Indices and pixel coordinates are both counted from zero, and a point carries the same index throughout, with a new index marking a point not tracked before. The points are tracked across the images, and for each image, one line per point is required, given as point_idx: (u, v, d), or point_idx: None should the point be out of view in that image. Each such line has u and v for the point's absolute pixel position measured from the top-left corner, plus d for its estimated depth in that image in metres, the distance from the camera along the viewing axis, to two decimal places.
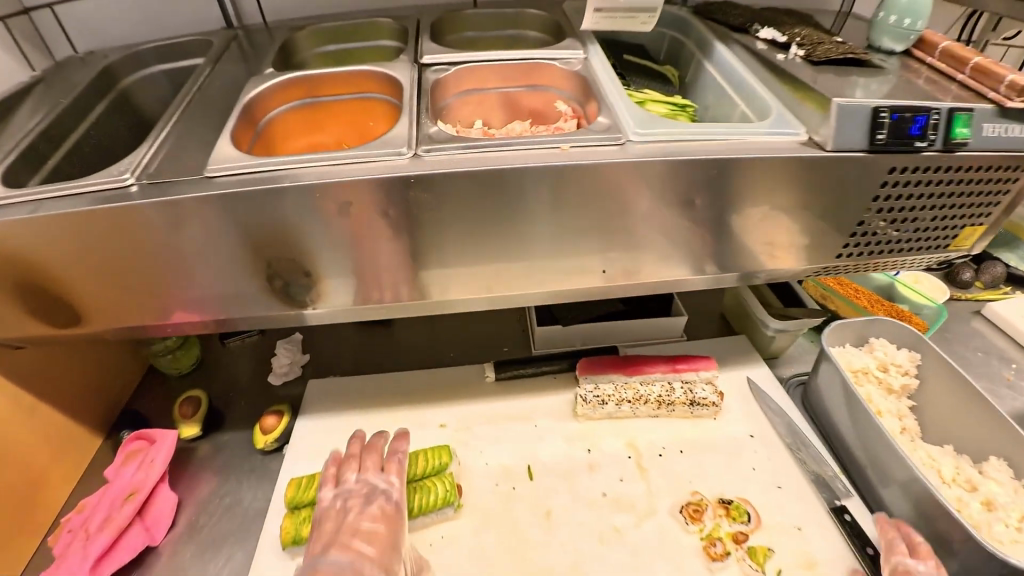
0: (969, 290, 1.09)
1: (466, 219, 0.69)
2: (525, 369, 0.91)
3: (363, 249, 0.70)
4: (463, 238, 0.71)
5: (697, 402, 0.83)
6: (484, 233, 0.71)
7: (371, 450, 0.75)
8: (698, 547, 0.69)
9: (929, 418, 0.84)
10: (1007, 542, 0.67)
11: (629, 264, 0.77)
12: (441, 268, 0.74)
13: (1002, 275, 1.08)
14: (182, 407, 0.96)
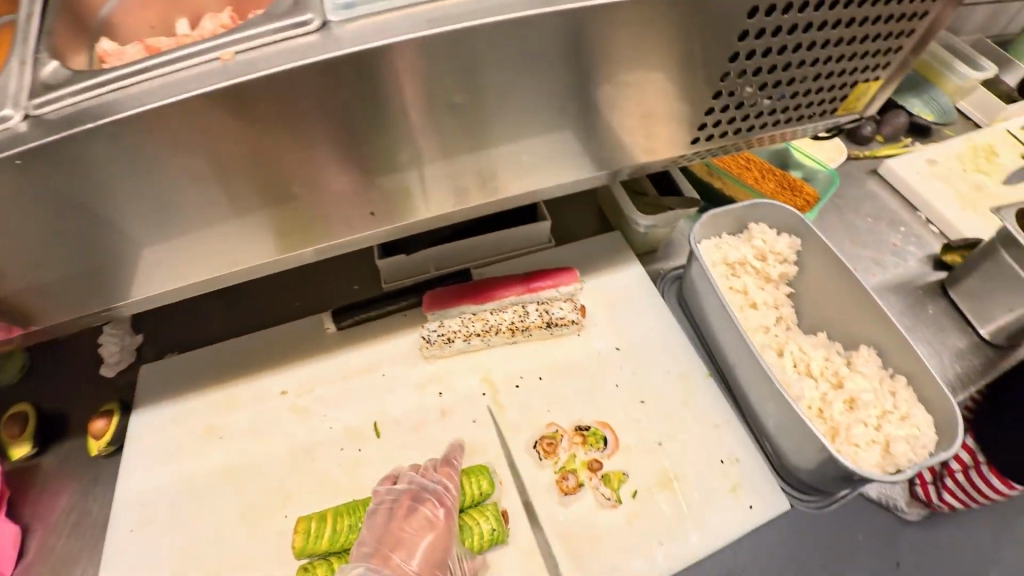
0: (869, 147, 1.09)
1: (206, 164, 0.51)
2: (370, 314, 0.80)
3: (114, 240, 0.55)
4: (240, 204, 0.56)
5: (554, 322, 0.74)
6: (255, 189, 0.55)
7: (428, 527, 0.60)
8: (552, 482, 0.65)
9: (809, 309, 0.80)
10: (864, 443, 0.65)
11: (455, 175, 0.60)
12: (208, 249, 0.60)
13: (902, 126, 1.08)
14: (6, 426, 0.80)
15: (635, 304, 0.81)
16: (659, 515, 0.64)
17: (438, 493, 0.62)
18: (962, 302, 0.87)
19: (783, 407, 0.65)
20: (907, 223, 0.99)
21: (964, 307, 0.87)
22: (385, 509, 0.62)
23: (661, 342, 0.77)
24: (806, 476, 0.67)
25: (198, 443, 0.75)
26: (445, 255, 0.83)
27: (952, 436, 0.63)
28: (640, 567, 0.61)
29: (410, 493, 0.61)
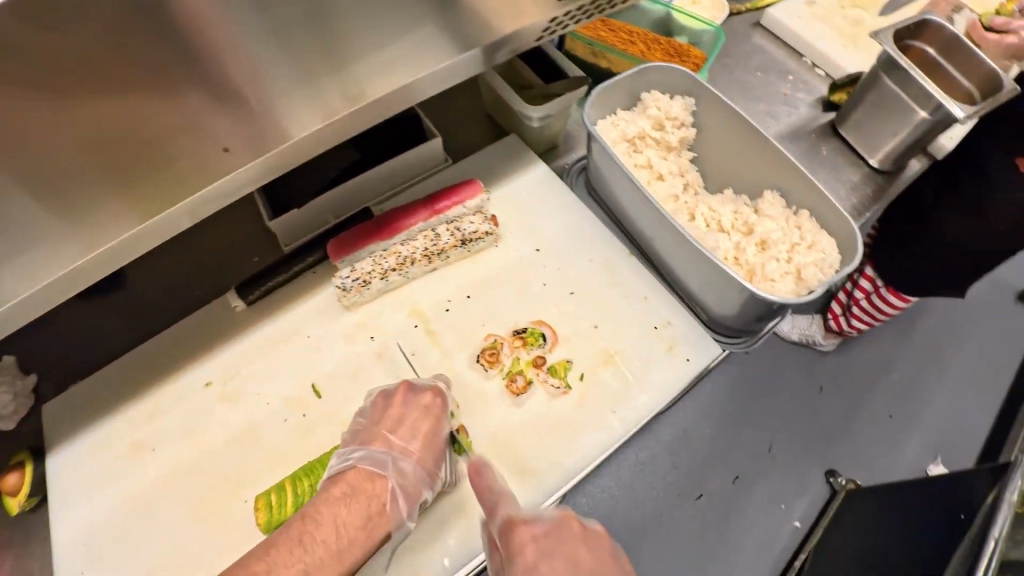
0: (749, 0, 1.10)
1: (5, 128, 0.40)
2: (277, 281, 0.74)
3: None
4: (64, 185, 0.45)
5: (468, 239, 0.72)
6: (71, 158, 0.44)
7: (426, 413, 0.61)
8: (501, 389, 0.66)
9: (713, 169, 0.82)
10: (778, 276, 0.69)
11: (313, 96, 0.53)
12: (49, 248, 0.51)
13: None
14: None
15: (547, 202, 0.79)
16: (607, 389, 0.67)
17: (433, 385, 0.63)
18: (850, 137, 0.91)
19: (700, 258, 0.67)
20: (797, 70, 1.03)
21: (854, 142, 0.92)
22: (383, 403, 0.62)
23: (581, 231, 0.77)
24: (732, 320, 0.72)
25: (124, 463, 0.69)
26: (343, 200, 0.78)
27: (853, 251, 0.67)
28: (598, 441, 0.64)
29: (407, 385, 0.62)
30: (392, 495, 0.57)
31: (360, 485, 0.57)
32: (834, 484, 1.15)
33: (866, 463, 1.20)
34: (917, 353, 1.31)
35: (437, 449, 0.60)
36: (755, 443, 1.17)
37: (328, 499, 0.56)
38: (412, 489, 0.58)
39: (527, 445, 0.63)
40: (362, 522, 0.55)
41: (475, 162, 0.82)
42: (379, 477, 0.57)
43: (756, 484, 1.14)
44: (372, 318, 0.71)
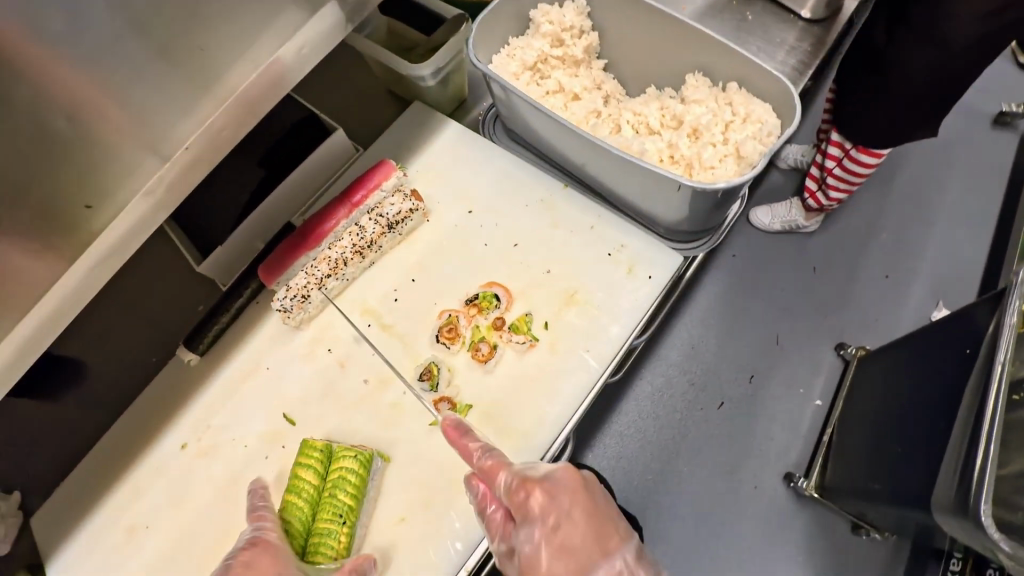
0: None
1: None
2: (222, 323, 0.71)
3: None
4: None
5: (395, 222, 0.68)
6: None
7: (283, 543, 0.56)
8: (467, 359, 0.64)
9: (629, 71, 0.77)
10: (718, 161, 0.66)
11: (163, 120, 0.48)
12: None
13: None
14: None
15: (468, 160, 0.75)
16: (576, 330, 0.65)
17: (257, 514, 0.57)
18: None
19: (631, 170, 0.64)
20: None
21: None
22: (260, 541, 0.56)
23: (508, 181, 0.73)
24: (684, 222, 0.69)
25: (122, 549, 0.66)
26: (263, 222, 0.74)
27: (791, 108, 0.64)
28: (579, 382, 0.62)
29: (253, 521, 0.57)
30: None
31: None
32: (845, 356, 1.15)
33: (872, 327, 1.19)
34: (897, 207, 1.28)
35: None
36: (759, 338, 1.17)
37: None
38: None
39: (509, 411, 0.62)
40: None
41: (384, 142, 0.77)
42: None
43: (771, 376, 1.15)
44: (323, 331, 0.69)
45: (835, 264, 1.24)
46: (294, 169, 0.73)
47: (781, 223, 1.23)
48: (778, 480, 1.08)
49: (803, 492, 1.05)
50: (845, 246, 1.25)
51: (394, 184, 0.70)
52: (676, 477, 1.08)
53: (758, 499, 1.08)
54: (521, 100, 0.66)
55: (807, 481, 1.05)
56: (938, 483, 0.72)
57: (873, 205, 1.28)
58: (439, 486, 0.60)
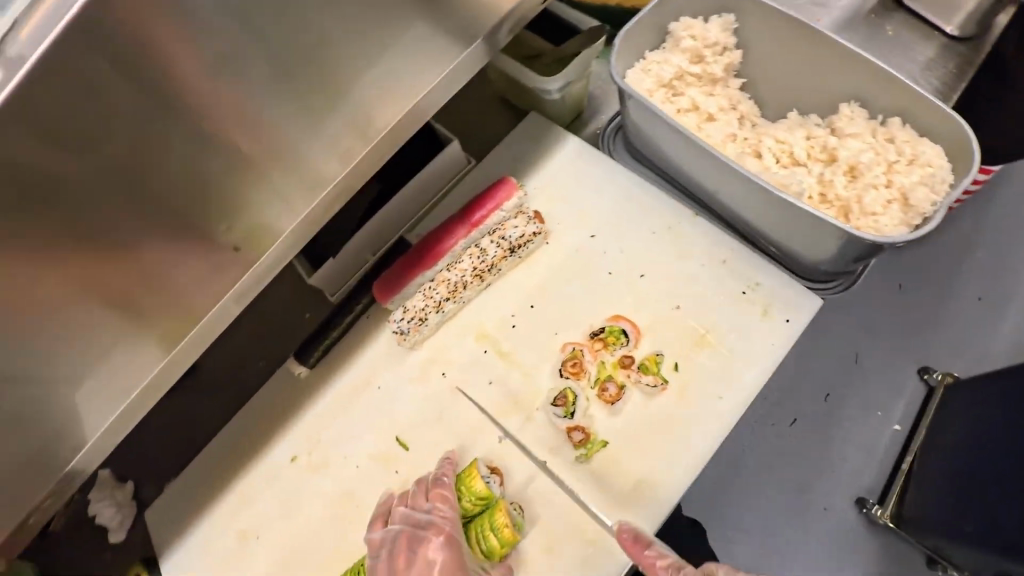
0: None
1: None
2: (333, 338, 0.71)
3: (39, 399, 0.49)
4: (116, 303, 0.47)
5: (517, 246, 0.65)
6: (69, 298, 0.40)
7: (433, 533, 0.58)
8: (592, 398, 0.61)
9: (768, 91, 0.70)
10: (879, 207, 0.59)
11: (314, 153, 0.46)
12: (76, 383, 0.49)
13: None
14: None
15: (591, 180, 0.71)
16: (708, 372, 0.61)
17: (429, 491, 0.60)
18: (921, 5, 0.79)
19: (782, 209, 0.58)
20: None
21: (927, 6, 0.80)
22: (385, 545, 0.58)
23: (633, 205, 0.69)
24: (827, 266, 0.63)
25: (236, 554, 0.68)
26: (375, 237, 0.73)
27: (968, 157, 0.57)
28: (710, 430, 0.59)
29: (397, 507, 0.60)
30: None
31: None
32: (929, 381, 1.08)
33: (970, 358, 1.12)
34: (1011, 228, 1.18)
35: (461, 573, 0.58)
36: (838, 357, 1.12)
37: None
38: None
39: (636, 458, 0.59)
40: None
41: (498, 156, 0.74)
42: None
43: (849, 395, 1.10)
44: (437, 355, 0.67)
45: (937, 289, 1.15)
46: (413, 183, 0.71)
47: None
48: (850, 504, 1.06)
49: (877, 519, 1.03)
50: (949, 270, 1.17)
51: (513, 209, 0.66)
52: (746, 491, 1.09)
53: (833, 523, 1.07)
54: (666, 123, 0.60)
55: (883, 509, 1.03)
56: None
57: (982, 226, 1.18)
58: (560, 528, 0.58)
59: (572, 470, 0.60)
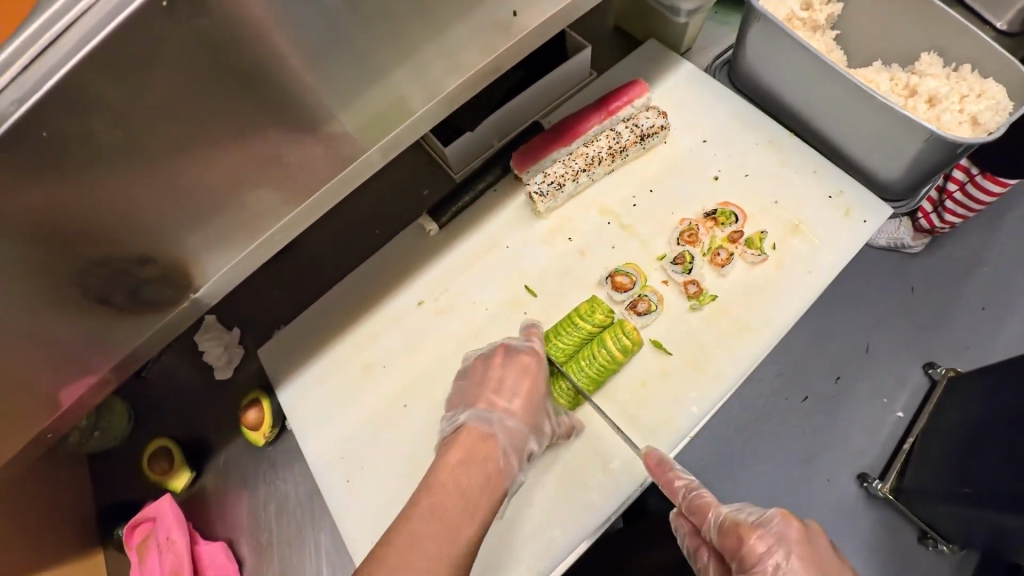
0: None
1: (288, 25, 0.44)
2: (466, 200, 0.78)
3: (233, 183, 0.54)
4: (337, 97, 0.52)
5: (646, 134, 0.75)
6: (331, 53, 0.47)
7: (523, 373, 0.63)
8: (704, 263, 0.72)
9: (855, 44, 0.84)
10: (953, 126, 0.74)
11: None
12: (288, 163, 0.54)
13: None
14: (154, 464, 0.80)
15: (703, 96, 0.83)
16: (800, 254, 0.73)
17: (527, 346, 0.65)
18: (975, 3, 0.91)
19: (879, 117, 0.70)
20: None
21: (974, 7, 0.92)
22: (482, 366, 0.65)
23: (738, 119, 0.81)
24: (899, 184, 0.77)
25: (360, 381, 0.75)
26: (508, 121, 0.82)
27: (1023, 93, 0.72)
28: (802, 296, 0.70)
29: (503, 346, 0.65)
30: (502, 454, 0.58)
31: (476, 445, 0.58)
32: (932, 375, 1.27)
33: (959, 341, 1.31)
34: (1006, 241, 1.37)
35: (541, 407, 0.63)
36: (851, 343, 1.30)
37: (445, 467, 0.56)
38: (520, 446, 0.60)
39: (740, 311, 0.69)
40: (482, 482, 0.55)
41: (623, 67, 0.84)
42: (486, 439, 0.59)
43: (857, 380, 1.28)
44: (562, 220, 0.76)
45: (938, 284, 1.33)
46: (549, 77, 0.81)
47: (888, 239, 1.30)
48: (852, 478, 1.24)
49: (876, 491, 1.21)
50: (950, 265, 1.35)
51: (646, 100, 0.77)
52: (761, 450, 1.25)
53: (831, 490, 1.23)
54: (791, 39, 0.72)
55: (882, 483, 1.21)
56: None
57: (980, 238, 1.37)
58: (674, 365, 0.67)
59: (686, 319, 0.69)
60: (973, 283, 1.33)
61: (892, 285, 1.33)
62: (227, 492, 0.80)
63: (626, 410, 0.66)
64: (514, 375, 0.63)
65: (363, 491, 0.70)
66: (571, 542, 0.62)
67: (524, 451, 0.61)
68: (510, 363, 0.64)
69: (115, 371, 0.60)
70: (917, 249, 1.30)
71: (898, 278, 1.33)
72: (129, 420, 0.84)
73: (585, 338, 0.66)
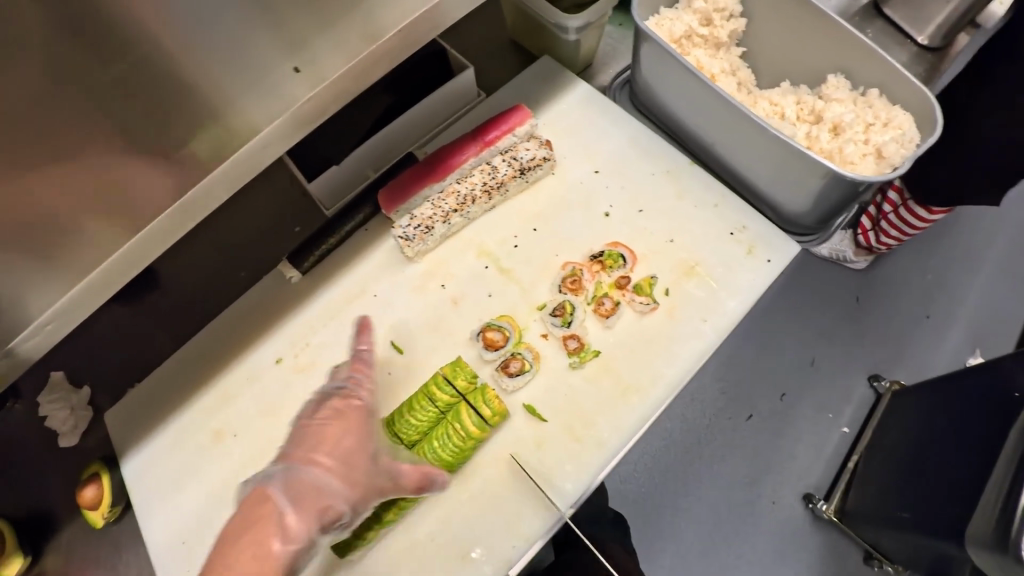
0: None
1: None
2: (330, 244, 0.70)
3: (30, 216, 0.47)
4: None
5: (526, 167, 0.68)
6: None
7: (333, 415, 0.56)
8: (588, 312, 0.65)
9: (765, 62, 0.78)
10: (858, 157, 0.68)
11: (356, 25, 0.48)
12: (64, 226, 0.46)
13: None
14: None
15: (599, 121, 0.75)
16: (695, 299, 0.66)
17: (345, 392, 0.58)
18: (897, 15, 0.82)
19: (775, 149, 0.63)
20: None
21: (896, 16, 0.83)
22: (299, 420, 0.58)
23: (634, 148, 0.74)
24: (805, 217, 0.71)
25: (208, 452, 0.66)
26: (381, 150, 0.74)
27: (931, 120, 0.66)
28: (693, 349, 0.63)
29: (314, 394, 0.59)
30: (278, 513, 0.49)
31: (254, 511, 0.49)
32: (878, 388, 1.23)
33: (901, 359, 1.26)
34: (948, 252, 1.33)
35: (361, 458, 0.54)
36: (788, 362, 1.25)
37: (223, 543, 0.47)
38: (312, 509, 0.50)
39: (624, 369, 0.62)
40: (253, 558, 0.45)
41: (510, 88, 0.77)
42: (268, 498, 0.50)
43: (802, 398, 1.23)
44: (436, 265, 0.68)
45: (879, 300, 1.29)
46: (426, 102, 0.73)
47: (829, 250, 1.26)
48: (797, 499, 1.19)
49: (821, 513, 1.17)
50: (890, 279, 1.30)
51: (530, 127, 0.69)
52: (697, 482, 1.19)
53: (775, 513, 1.18)
54: (680, 64, 0.64)
55: (827, 504, 1.17)
56: (976, 517, 0.80)
57: (924, 249, 1.32)
58: (550, 432, 0.60)
59: (566, 378, 0.62)
60: (912, 297, 1.30)
61: (830, 300, 1.29)
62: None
63: (493, 486, 0.58)
64: (308, 436, 0.55)
65: None
66: None
67: (326, 508, 0.51)
68: (324, 415, 0.56)
69: None
70: (858, 263, 1.25)
71: (844, 288, 1.29)
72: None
73: (442, 409, 0.59)
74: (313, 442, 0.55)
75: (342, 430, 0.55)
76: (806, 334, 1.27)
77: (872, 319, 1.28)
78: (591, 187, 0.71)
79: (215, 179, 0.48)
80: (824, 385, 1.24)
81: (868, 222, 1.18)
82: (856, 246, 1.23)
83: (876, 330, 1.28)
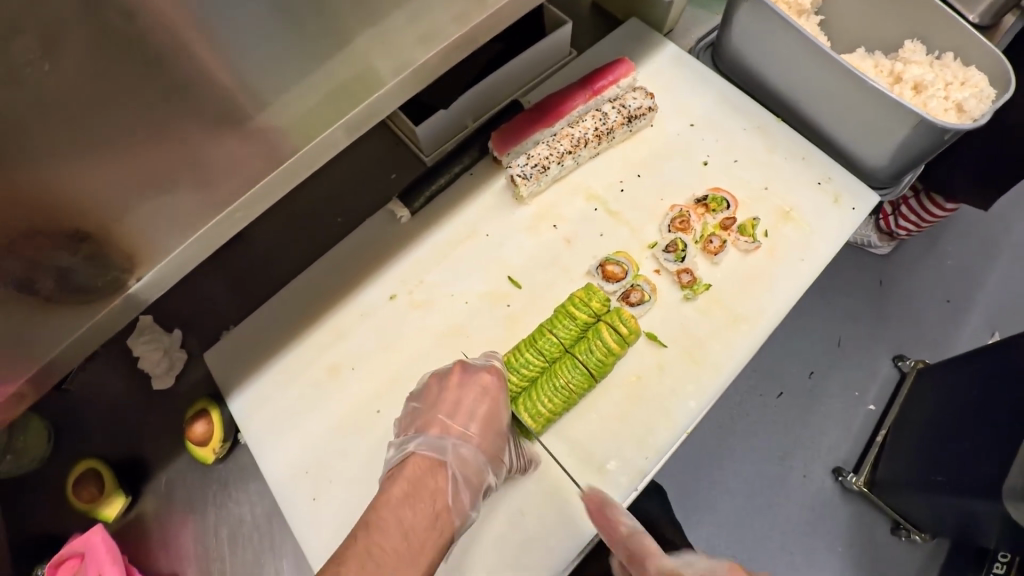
0: None
1: None
2: (441, 183, 0.72)
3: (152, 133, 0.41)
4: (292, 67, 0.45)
5: (634, 116, 0.71)
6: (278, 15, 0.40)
7: (483, 395, 0.58)
8: (696, 251, 0.69)
9: (840, 30, 0.83)
10: (939, 112, 0.73)
11: None
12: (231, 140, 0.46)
13: None
14: (80, 489, 0.68)
15: (690, 79, 0.79)
16: (792, 242, 0.70)
17: (488, 365, 0.60)
18: None
19: (868, 102, 0.68)
20: None
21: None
22: (438, 386, 0.59)
23: (725, 103, 0.78)
24: (883, 171, 0.76)
25: (326, 385, 0.67)
26: (485, 98, 0.76)
27: (1004, 80, 0.71)
28: (794, 285, 0.67)
29: (462, 364, 0.59)
30: (454, 487, 0.53)
31: (421, 480, 0.53)
32: (902, 367, 1.23)
33: (925, 339, 1.27)
34: (973, 232, 1.37)
35: (498, 434, 0.58)
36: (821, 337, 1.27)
37: (389, 502, 0.51)
38: (475, 478, 0.56)
39: (734, 303, 0.66)
40: (428, 521, 0.50)
41: (603, 47, 0.81)
42: (440, 468, 0.54)
43: (830, 374, 1.24)
44: (546, 207, 0.71)
45: (907, 281, 1.31)
46: (530, 55, 0.76)
47: (855, 235, 1.29)
48: (827, 473, 1.18)
49: (850, 486, 1.16)
50: (923, 258, 1.33)
51: (633, 78, 0.73)
52: (732, 453, 1.19)
53: (805, 486, 1.18)
54: (780, 20, 0.69)
55: (856, 476, 1.16)
56: (1010, 473, 0.80)
57: (951, 230, 1.37)
58: (669, 357, 0.64)
59: (679, 309, 0.66)
60: (939, 276, 1.32)
61: (860, 278, 1.31)
62: (170, 517, 0.71)
63: (621, 404, 0.62)
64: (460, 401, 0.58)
65: (335, 506, 0.63)
66: (571, 546, 0.59)
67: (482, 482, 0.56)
68: (466, 393, 0.58)
69: (30, 385, 0.47)
70: (882, 247, 1.27)
71: (867, 270, 1.31)
72: (49, 440, 0.71)
73: (580, 327, 0.63)
74: (469, 408, 0.58)
75: (487, 407, 0.58)
76: (842, 310, 1.29)
77: (901, 298, 1.30)
78: (690, 137, 0.75)
79: (350, 118, 0.50)
80: (856, 363, 1.25)
81: (890, 207, 1.21)
82: (879, 231, 1.26)
83: (906, 308, 1.29)
